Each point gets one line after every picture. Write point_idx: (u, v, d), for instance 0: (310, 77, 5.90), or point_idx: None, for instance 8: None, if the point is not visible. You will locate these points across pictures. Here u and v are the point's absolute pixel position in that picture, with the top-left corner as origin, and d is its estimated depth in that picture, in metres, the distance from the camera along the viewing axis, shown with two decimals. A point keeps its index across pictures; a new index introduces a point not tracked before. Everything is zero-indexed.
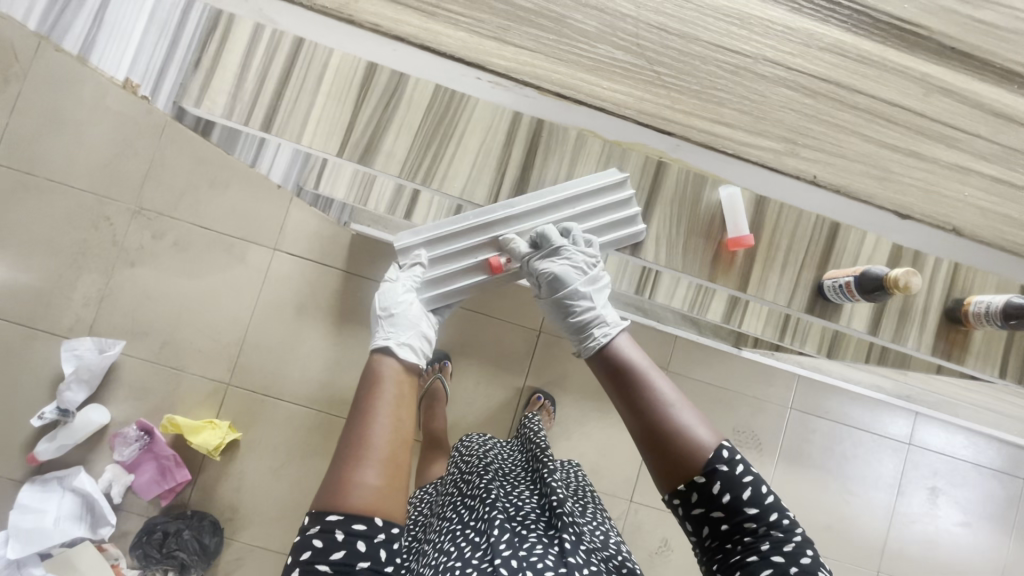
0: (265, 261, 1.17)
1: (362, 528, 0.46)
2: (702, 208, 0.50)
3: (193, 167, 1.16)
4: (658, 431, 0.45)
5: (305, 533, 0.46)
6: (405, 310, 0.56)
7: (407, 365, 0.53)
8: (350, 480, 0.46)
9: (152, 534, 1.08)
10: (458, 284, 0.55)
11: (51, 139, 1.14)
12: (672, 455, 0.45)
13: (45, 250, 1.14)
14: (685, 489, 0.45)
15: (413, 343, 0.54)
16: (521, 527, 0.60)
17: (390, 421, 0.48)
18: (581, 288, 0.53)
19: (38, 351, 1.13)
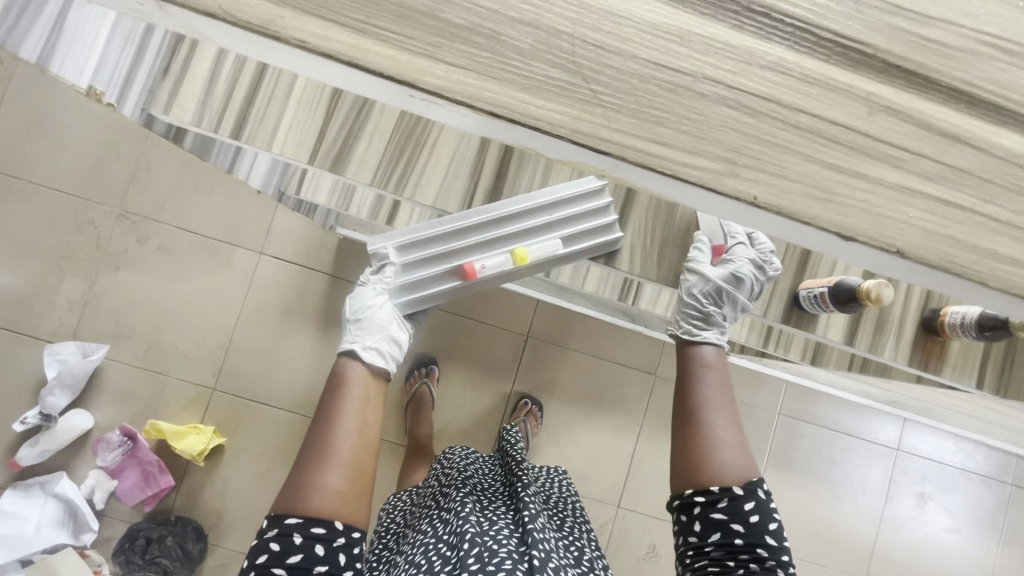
0: (251, 266, 1.17)
1: (321, 531, 0.45)
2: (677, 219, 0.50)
3: (179, 171, 1.15)
4: (704, 429, 0.51)
5: (264, 535, 0.46)
6: (373, 314, 0.57)
7: (373, 370, 0.53)
8: (311, 482, 0.46)
9: (135, 541, 1.08)
10: (427, 290, 0.57)
11: (34, 142, 1.14)
12: (709, 458, 0.50)
13: (28, 254, 1.14)
14: (717, 492, 0.49)
15: (379, 347, 0.54)
16: (492, 541, 0.59)
17: (359, 423, 0.48)
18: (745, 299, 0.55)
19: (20, 356, 1.12)
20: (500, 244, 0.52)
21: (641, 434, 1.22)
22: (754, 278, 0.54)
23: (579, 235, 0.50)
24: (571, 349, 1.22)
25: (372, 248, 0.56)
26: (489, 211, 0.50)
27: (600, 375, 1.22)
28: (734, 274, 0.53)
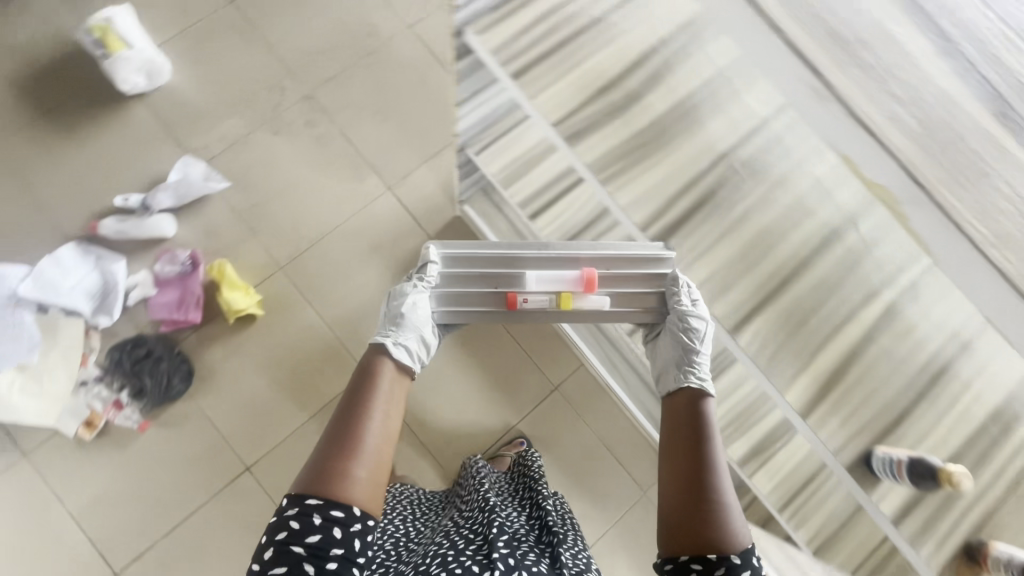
0: (375, 192, 1.28)
1: (338, 515, 0.61)
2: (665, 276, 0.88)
3: (371, 94, 1.32)
4: (698, 491, 0.67)
5: (285, 515, 0.61)
6: (410, 312, 0.83)
7: (399, 366, 0.76)
8: (343, 471, 0.64)
9: (136, 348, 1.12)
10: (464, 295, 0.88)
11: (285, 12, 1.33)
12: (704, 516, 0.65)
13: (221, 82, 1.28)
14: (712, 558, 0.62)
15: (406, 344, 0.79)
16: (515, 539, 0.71)
17: (386, 411, 0.71)
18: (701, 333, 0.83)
19: (156, 149, 1.23)
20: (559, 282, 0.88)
21: (603, 538, 1.18)
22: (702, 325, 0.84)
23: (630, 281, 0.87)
24: (585, 422, 1.23)
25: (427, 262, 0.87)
26: (556, 251, 0.90)
27: (598, 463, 1.22)
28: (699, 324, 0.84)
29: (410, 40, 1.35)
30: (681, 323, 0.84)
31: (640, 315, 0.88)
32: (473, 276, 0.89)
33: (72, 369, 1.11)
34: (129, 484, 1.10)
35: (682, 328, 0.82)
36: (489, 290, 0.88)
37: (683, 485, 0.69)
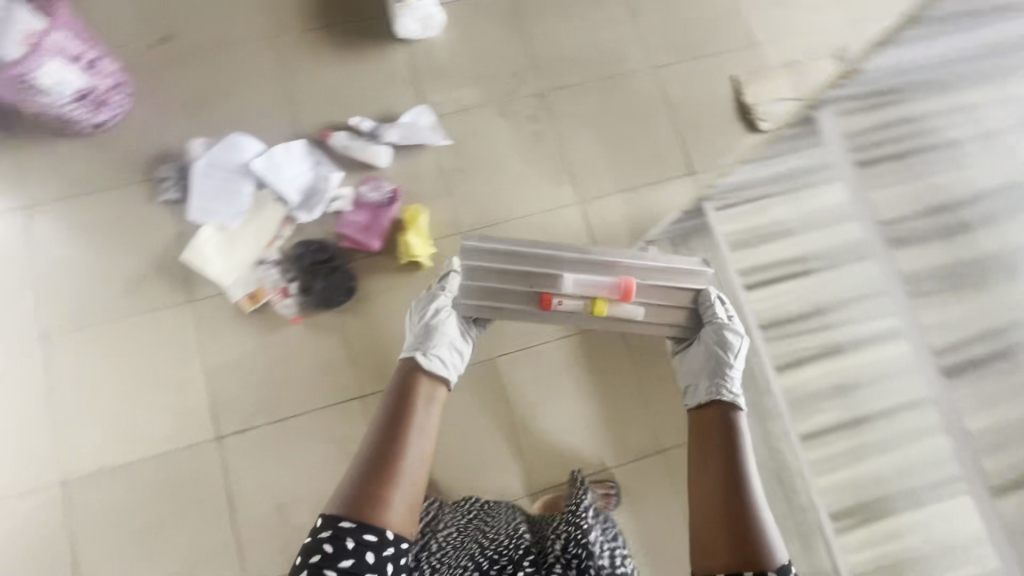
0: (568, 199, 1.32)
1: (367, 539, 0.76)
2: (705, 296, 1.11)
3: (598, 113, 1.38)
4: (718, 485, 0.91)
5: (318, 538, 0.75)
6: (442, 325, 1.05)
7: (433, 375, 0.98)
8: (375, 496, 0.80)
9: (317, 251, 1.21)
10: (496, 288, 1.10)
11: (552, 15, 1.42)
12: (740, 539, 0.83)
13: (475, 54, 1.38)
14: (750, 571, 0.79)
15: (439, 354, 1.02)
16: (540, 568, 0.83)
17: (416, 430, 0.90)
18: (733, 348, 1.07)
19: (400, 90, 1.34)
20: (596, 287, 1.10)
21: None
22: (733, 341, 1.07)
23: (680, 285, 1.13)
24: (678, 496, 1.20)
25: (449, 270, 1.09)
26: (593, 258, 1.12)
27: (675, 542, 1.17)
28: (731, 343, 1.07)
29: (653, 80, 1.40)
30: (716, 334, 1.08)
31: (671, 318, 1.13)
32: (504, 273, 1.11)
33: (259, 246, 1.21)
34: (260, 365, 1.18)
35: (717, 342, 1.07)
36: (526, 288, 1.10)
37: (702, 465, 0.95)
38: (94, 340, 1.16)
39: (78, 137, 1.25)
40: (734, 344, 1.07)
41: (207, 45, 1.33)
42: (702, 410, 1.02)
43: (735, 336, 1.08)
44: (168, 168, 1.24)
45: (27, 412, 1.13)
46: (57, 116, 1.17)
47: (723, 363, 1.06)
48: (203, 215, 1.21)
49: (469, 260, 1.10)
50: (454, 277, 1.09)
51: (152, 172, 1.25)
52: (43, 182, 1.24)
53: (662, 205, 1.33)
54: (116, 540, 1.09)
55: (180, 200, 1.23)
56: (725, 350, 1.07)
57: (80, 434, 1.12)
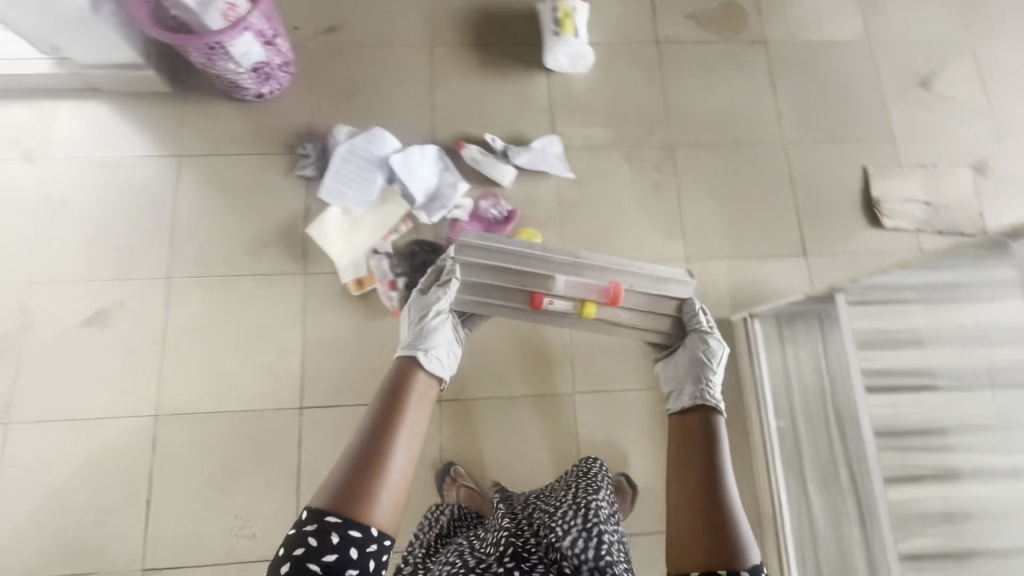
0: (673, 254, 1.33)
1: (353, 535, 0.71)
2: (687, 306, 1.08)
3: (719, 177, 1.39)
4: (698, 490, 0.86)
5: (304, 532, 0.70)
6: (435, 318, 1.02)
7: (429, 373, 0.94)
8: (367, 491, 0.75)
9: (430, 252, 1.25)
10: (488, 282, 1.07)
11: (692, 75, 1.46)
12: (719, 543, 0.78)
13: (612, 97, 1.42)
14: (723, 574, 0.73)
15: (433, 350, 0.98)
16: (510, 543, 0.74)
17: (411, 424, 0.85)
18: (715, 359, 1.04)
19: (535, 117, 1.39)
20: (587, 290, 1.06)
21: None
22: (715, 348, 1.05)
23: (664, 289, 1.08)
24: None
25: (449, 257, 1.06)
26: (584, 259, 1.07)
27: None
28: (712, 350, 1.05)
29: (780, 154, 1.41)
30: (700, 343, 1.06)
31: (658, 325, 1.10)
32: (495, 271, 1.07)
33: (376, 236, 1.27)
34: (353, 348, 1.23)
35: (704, 349, 1.05)
36: (516, 286, 1.06)
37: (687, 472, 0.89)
38: (212, 290, 1.24)
39: (239, 102, 1.35)
40: (714, 353, 1.04)
41: (368, 39, 1.42)
42: (685, 414, 0.98)
43: (714, 345, 1.05)
44: (310, 146, 1.31)
45: (141, 345, 1.20)
46: (229, 79, 1.26)
47: (705, 372, 1.03)
48: (332, 195, 1.28)
49: (465, 257, 1.06)
50: (454, 277, 1.05)
51: (296, 147, 1.33)
52: (196, 134, 1.33)
53: (767, 279, 1.33)
54: (192, 483, 1.15)
55: (314, 177, 1.31)
56: (707, 360, 1.04)
57: (182, 375, 1.19)
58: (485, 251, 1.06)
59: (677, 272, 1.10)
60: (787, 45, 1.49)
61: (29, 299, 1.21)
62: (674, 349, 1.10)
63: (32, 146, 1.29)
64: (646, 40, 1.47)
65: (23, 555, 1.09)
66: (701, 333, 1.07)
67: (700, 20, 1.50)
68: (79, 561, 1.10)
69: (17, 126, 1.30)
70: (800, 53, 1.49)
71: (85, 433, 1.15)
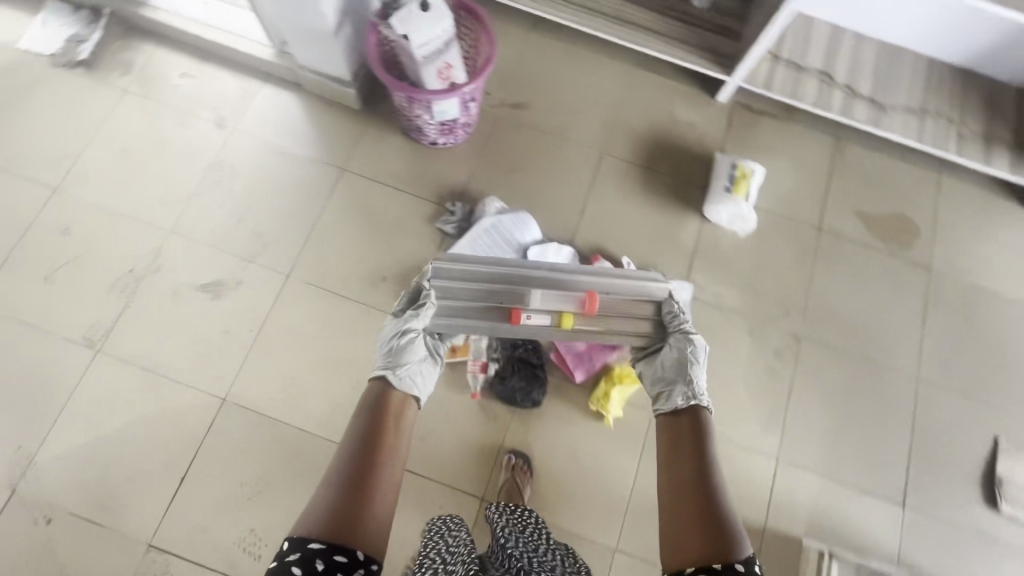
0: (764, 446, 1.26)
1: (341, 559, 0.72)
2: (653, 308, 1.15)
3: (837, 385, 1.32)
4: (691, 488, 0.88)
5: (290, 562, 0.71)
6: (405, 330, 1.05)
7: (405, 394, 1.00)
8: (354, 515, 0.78)
9: (528, 348, 1.24)
10: (473, 291, 1.13)
11: (842, 273, 1.41)
12: (714, 543, 0.79)
13: (756, 265, 1.39)
14: (718, 569, 0.74)
15: (406, 366, 1.03)
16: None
17: (394, 450, 0.91)
18: (697, 355, 1.07)
19: (674, 256, 1.38)
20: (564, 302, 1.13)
21: None
22: (695, 346, 1.08)
23: (636, 294, 1.16)
24: None
25: (427, 270, 1.12)
26: (558, 276, 1.15)
27: None
28: (695, 349, 1.07)
29: (909, 387, 1.33)
30: (679, 344, 1.09)
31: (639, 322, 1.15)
32: (474, 290, 1.13)
33: None
34: (423, 411, 1.23)
35: (684, 347, 1.08)
36: (497, 304, 1.12)
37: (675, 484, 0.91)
38: (321, 303, 1.27)
39: (412, 142, 1.42)
40: (694, 350, 1.07)
41: (547, 126, 1.47)
42: (679, 418, 0.99)
43: (696, 343, 1.08)
44: (459, 205, 1.35)
45: (240, 328, 1.25)
46: (415, 122, 1.32)
47: (690, 371, 1.05)
48: None
49: (440, 277, 1.11)
50: (428, 300, 1.08)
51: (445, 202, 1.38)
52: (364, 156, 1.40)
53: (853, 513, 1.23)
54: (228, 480, 1.15)
55: (451, 235, 1.34)
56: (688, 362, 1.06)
57: (262, 373, 1.22)
58: (462, 273, 1.12)
59: (644, 276, 1.17)
60: (952, 280, 1.42)
61: (165, 248, 1.28)
62: (659, 350, 1.12)
63: (226, 115, 1.40)
64: (807, 223, 1.44)
65: (58, 485, 1.12)
66: (676, 341, 1.09)
67: (869, 222, 1.46)
68: (101, 512, 1.11)
69: (221, 93, 1.42)
70: (962, 292, 1.42)
71: (158, 391, 1.19)
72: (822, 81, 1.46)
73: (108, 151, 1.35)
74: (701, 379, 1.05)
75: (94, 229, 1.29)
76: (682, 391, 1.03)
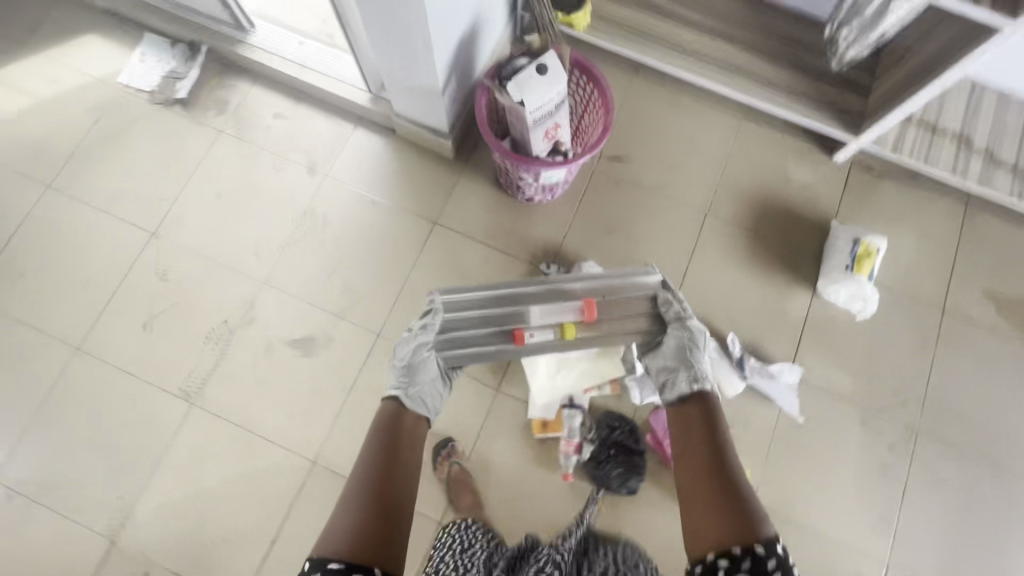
0: (872, 549, 1.18)
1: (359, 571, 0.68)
2: (647, 294, 1.10)
3: (956, 486, 1.22)
4: (707, 473, 0.82)
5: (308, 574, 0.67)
6: (408, 352, 1.02)
7: (417, 411, 0.97)
8: (375, 530, 0.74)
9: (623, 430, 1.19)
10: (476, 312, 1.09)
11: (967, 361, 1.29)
12: (734, 525, 0.74)
13: (869, 347, 1.29)
14: (739, 554, 0.70)
15: (411, 387, 0.99)
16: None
17: (411, 466, 0.87)
18: (696, 343, 1.03)
19: (780, 333, 1.29)
20: (565, 313, 1.08)
21: None
22: (693, 335, 1.04)
23: (636, 291, 1.10)
24: None
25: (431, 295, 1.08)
26: (557, 287, 1.10)
27: None
28: (693, 336, 1.04)
29: None
30: (680, 337, 1.03)
31: (636, 320, 1.10)
32: (477, 313, 1.09)
33: (578, 385, 1.22)
34: (512, 486, 1.19)
35: (683, 337, 1.03)
36: (500, 324, 1.08)
37: (687, 470, 0.86)
38: None
39: (506, 195, 1.37)
40: (692, 337, 1.03)
41: (648, 182, 1.39)
42: (687, 406, 0.94)
43: (692, 327, 1.04)
44: (553, 267, 1.30)
45: (330, 387, 1.23)
46: (516, 181, 1.26)
47: (690, 360, 1.00)
48: None
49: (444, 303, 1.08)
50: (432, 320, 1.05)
51: (539, 262, 1.32)
52: (457, 207, 1.36)
53: None
54: None
55: None
56: (689, 350, 1.01)
57: (351, 436, 1.20)
58: (464, 295, 1.08)
59: (637, 269, 1.11)
60: None
61: (258, 298, 1.27)
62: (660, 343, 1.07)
63: (318, 159, 1.37)
64: (929, 302, 1.33)
65: (154, 538, 1.14)
66: (674, 331, 1.05)
67: (1000, 305, 1.33)
68: (195, 571, 1.12)
69: (313, 135, 1.39)
70: None
71: (250, 449, 1.19)
72: (958, 144, 1.32)
73: (203, 195, 1.34)
74: (704, 365, 1.00)
75: (190, 276, 1.29)
76: (689, 380, 0.97)
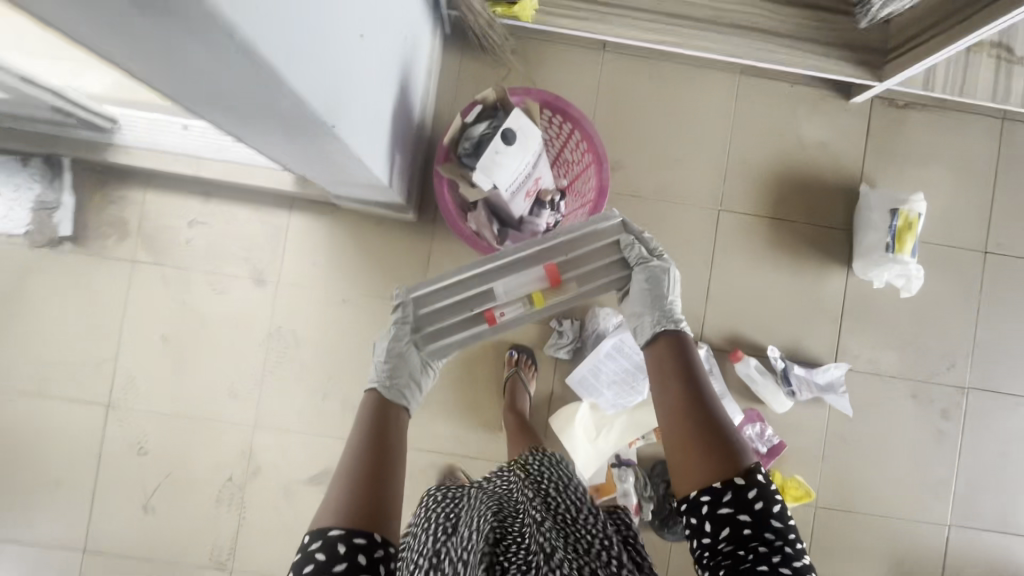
0: (934, 513, 1.20)
1: (362, 541, 0.59)
2: (609, 233, 0.88)
3: (1008, 432, 1.21)
4: (683, 404, 0.69)
5: (309, 548, 0.58)
6: (381, 347, 0.86)
7: (394, 404, 0.81)
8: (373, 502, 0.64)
9: None
10: (439, 296, 0.89)
11: (1012, 302, 1.21)
12: (720, 461, 0.63)
13: (911, 316, 1.20)
14: (720, 488, 0.61)
15: (386, 381, 0.83)
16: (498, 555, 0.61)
17: (400, 441, 0.75)
18: (664, 276, 0.85)
19: (819, 326, 1.19)
20: (529, 282, 0.87)
21: None
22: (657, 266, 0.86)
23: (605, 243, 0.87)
24: None
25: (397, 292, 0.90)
26: (519, 252, 0.88)
27: None
28: (659, 270, 0.85)
29: None
30: (647, 272, 0.85)
31: (608, 271, 0.89)
32: (441, 300, 0.89)
33: (622, 442, 1.15)
34: None
35: (651, 272, 0.85)
36: (466, 308, 0.89)
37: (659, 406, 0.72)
38: (446, 466, 1.16)
39: None
40: (659, 273, 0.85)
41: (647, 189, 1.18)
42: (657, 348, 0.77)
43: (658, 261, 0.86)
44: (567, 323, 1.15)
45: None
46: None
47: (659, 301, 0.83)
48: (582, 386, 1.14)
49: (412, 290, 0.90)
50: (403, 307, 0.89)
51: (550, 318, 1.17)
52: None
53: None
54: None
55: (565, 358, 1.17)
56: (659, 289, 0.84)
57: None
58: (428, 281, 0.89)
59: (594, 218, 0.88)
60: None
61: (256, 443, 1.14)
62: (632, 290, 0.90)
63: (262, 264, 1.14)
64: (969, 247, 1.21)
65: None
66: (639, 265, 0.87)
67: None
68: None
69: (244, 236, 1.14)
70: None
71: None
72: (999, 57, 1.10)
73: (147, 344, 1.14)
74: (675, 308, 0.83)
75: (173, 438, 1.13)
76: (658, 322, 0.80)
